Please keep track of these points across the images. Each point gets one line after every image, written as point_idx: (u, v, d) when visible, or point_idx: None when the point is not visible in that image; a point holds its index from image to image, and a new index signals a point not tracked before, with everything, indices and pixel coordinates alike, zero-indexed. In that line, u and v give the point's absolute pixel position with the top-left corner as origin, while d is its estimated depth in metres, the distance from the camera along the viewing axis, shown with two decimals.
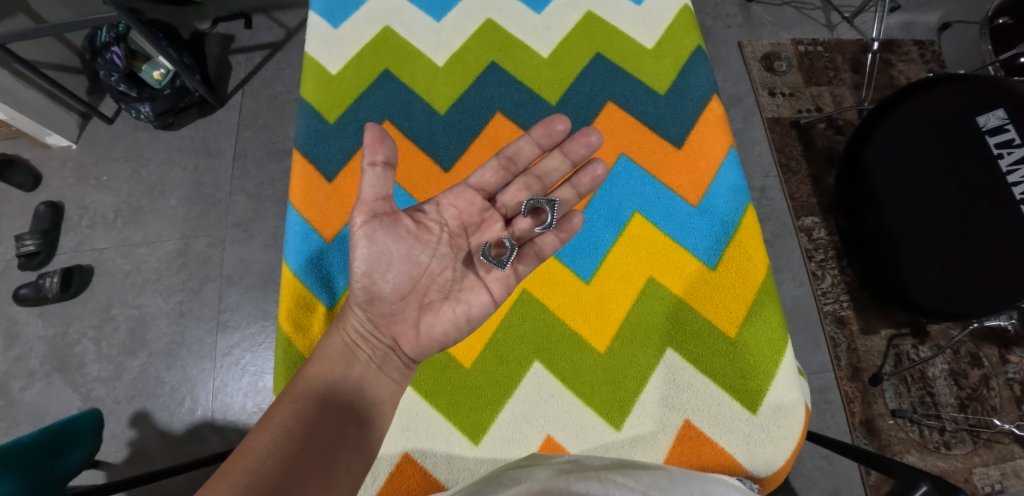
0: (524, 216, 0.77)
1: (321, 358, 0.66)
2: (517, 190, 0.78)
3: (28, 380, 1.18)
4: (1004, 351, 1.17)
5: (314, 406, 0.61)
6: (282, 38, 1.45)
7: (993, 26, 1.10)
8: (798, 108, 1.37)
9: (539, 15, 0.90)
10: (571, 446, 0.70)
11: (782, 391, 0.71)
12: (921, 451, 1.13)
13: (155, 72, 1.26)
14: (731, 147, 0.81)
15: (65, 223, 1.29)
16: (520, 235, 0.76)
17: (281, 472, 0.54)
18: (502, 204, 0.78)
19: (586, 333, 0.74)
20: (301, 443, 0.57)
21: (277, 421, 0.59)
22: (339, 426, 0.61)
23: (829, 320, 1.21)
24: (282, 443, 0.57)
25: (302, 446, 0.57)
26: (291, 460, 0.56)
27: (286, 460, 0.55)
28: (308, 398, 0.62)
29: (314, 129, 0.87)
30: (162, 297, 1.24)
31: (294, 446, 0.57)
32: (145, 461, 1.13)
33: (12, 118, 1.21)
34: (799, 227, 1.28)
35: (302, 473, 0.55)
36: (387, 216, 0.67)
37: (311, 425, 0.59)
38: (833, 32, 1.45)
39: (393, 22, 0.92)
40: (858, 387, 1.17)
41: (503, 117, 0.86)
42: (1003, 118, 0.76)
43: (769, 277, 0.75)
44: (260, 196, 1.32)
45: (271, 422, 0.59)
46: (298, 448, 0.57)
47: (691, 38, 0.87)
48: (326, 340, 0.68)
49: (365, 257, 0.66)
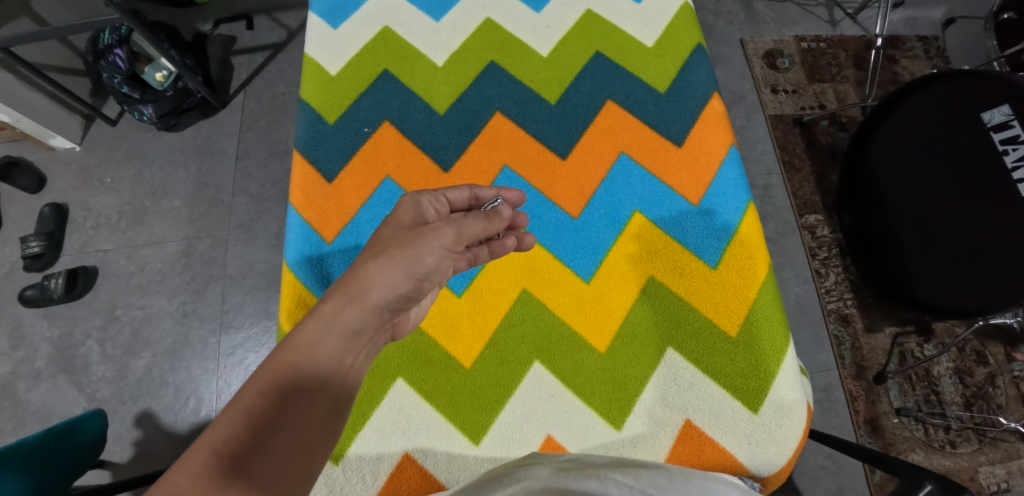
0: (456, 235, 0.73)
1: (315, 342, 0.56)
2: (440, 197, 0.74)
3: (34, 381, 1.18)
4: (1010, 349, 1.16)
5: (296, 392, 0.54)
6: (283, 39, 1.45)
7: (998, 21, 1.08)
8: (801, 105, 1.37)
9: (539, 14, 0.90)
10: (570, 446, 0.70)
11: (783, 390, 0.70)
12: (926, 450, 1.12)
13: (157, 74, 1.28)
14: (732, 145, 0.81)
15: (70, 224, 1.30)
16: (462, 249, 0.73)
17: (249, 461, 0.49)
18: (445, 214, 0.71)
19: (586, 333, 0.74)
20: (278, 432, 0.51)
21: (250, 401, 0.52)
22: (324, 416, 0.54)
23: (833, 319, 1.21)
24: (253, 428, 0.51)
25: (283, 437, 0.51)
26: (261, 449, 0.50)
27: (257, 448, 0.50)
28: (293, 380, 0.54)
29: (313, 129, 0.87)
30: (166, 298, 1.25)
31: (267, 434, 0.51)
32: (150, 461, 1.13)
33: (16, 121, 1.22)
34: (802, 224, 1.28)
35: (275, 463, 0.50)
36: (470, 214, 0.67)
37: (290, 411, 0.52)
38: (836, 28, 1.44)
39: (392, 22, 0.91)
40: (863, 385, 1.16)
41: (503, 116, 0.85)
42: (1008, 114, 0.76)
43: (769, 276, 0.75)
44: (263, 197, 1.33)
45: (239, 402, 0.52)
46: (272, 436, 0.51)
47: (691, 36, 0.87)
48: (322, 323, 0.58)
49: (435, 266, 0.63)
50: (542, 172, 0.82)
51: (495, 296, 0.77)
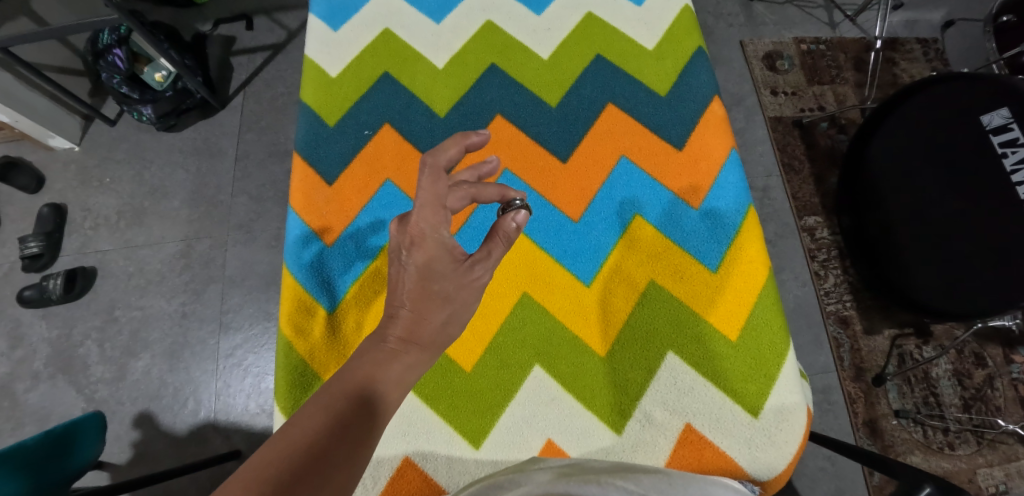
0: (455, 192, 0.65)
1: (377, 367, 0.56)
2: (461, 197, 0.65)
3: (33, 382, 1.18)
4: (1008, 351, 1.17)
5: (367, 407, 0.53)
6: (283, 39, 1.45)
7: (997, 24, 1.09)
8: (801, 107, 1.37)
9: (539, 16, 0.90)
10: (571, 450, 0.70)
11: (784, 394, 0.70)
12: (924, 452, 1.12)
13: (156, 74, 1.27)
14: (732, 148, 0.81)
15: (69, 224, 1.30)
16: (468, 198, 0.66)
17: (315, 468, 0.47)
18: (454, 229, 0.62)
19: (587, 337, 0.74)
20: (347, 442, 0.50)
21: (318, 408, 0.51)
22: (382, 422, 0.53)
23: (832, 320, 1.21)
24: (322, 434, 0.49)
25: (352, 450, 0.49)
26: (329, 457, 0.48)
27: (323, 453, 0.48)
28: (363, 393, 0.53)
29: (313, 131, 0.87)
30: (165, 299, 1.24)
31: (334, 440, 0.49)
32: (149, 462, 1.13)
33: (15, 121, 1.21)
34: (801, 226, 1.28)
35: (340, 472, 0.48)
36: (497, 241, 0.64)
37: (351, 412, 0.52)
38: (835, 30, 1.45)
39: (392, 24, 0.91)
40: (862, 387, 1.16)
41: (504, 119, 0.85)
42: (1007, 117, 0.76)
43: (769, 280, 0.75)
44: (262, 198, 1.32)
45: (312, 407, 0.51)
46: (339, 442, 0.49)
47: (691, 40, 0.87)
48: (385, 353, 0.57)
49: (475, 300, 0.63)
50: (543, 175, 0.82)
51: (496, 300, 0.77)
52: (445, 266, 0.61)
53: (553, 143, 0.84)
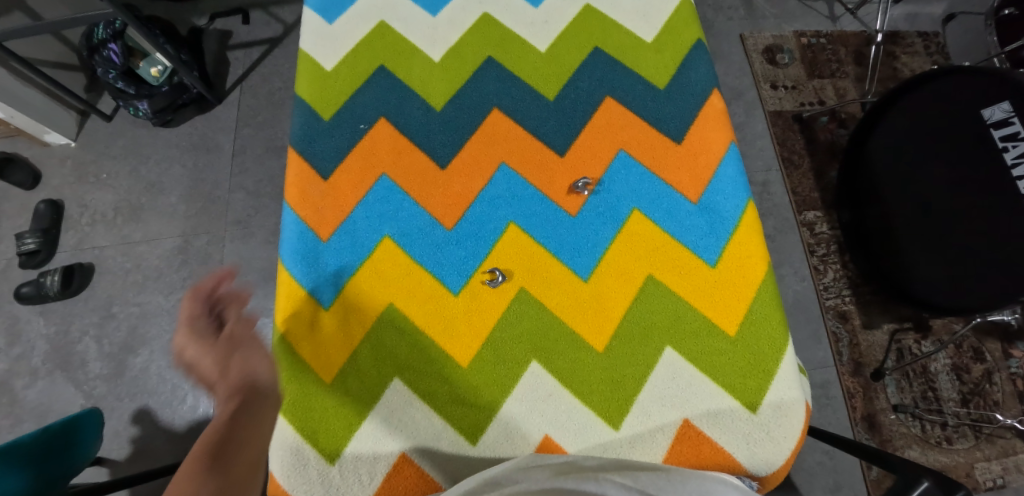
0: (203, 332, 0.63)
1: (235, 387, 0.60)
2: (198, 317, 0.64)
3: (31, 378, 1.18)
4: (1007, 346, 1.17)
5: (249, 391, 0.60)
6: (280, 34, 1.45)
7: (999, 17, 1.08)
8: (801, 101, 1.36)
9: (537, 9, 0.89)
10: (569, 446, 0.70)
11: (783, 390, 0.70)
12: (922, 446, 1.12)
13: (152, 69, 1.26)
14: (732, 142, 0.81)
15: (65, 221, 1.29)
16: (230, 336, 0.63)
17: (224, 447, 0.56)
18: (193, 340, 0.62)
19: (584, 332, 0.74)
20: (247, 425, 0.58)
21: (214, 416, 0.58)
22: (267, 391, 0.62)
23: (831, 315, 1.21)
24: (219, 426, 0.57)
25: (254, 418, 0.58)
26: (234, 434, 0.57)
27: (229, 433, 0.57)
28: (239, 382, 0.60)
29: (308, 126, 0.86)
30: (163, 295, 1.24)
31: (234, 424, 0.57)
32: (147, 458, 1.13)
33: (10, 117, 1.21)
34: (800, 221, 1.27)
35: (248, 438, 0.57)
36: (228, 308, 0.65)
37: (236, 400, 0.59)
38: (836, 24, 1.44)
39: (388, 17, 0.91)
40: (860, 382, 1.16)
41: (501, 113, 0.85)
42: (1009, 110, 0.73)
43: (769, 275, 0.75)
44: (259, 193, 1.32)
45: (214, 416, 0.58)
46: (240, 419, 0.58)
47: (691, 32, 0.86)
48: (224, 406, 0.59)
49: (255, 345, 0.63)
50: (540, 169, 0.82)
51: (494, 295, 0.76)
52: (211, 357, 0.61)
53: (550, 137, 0.83)
